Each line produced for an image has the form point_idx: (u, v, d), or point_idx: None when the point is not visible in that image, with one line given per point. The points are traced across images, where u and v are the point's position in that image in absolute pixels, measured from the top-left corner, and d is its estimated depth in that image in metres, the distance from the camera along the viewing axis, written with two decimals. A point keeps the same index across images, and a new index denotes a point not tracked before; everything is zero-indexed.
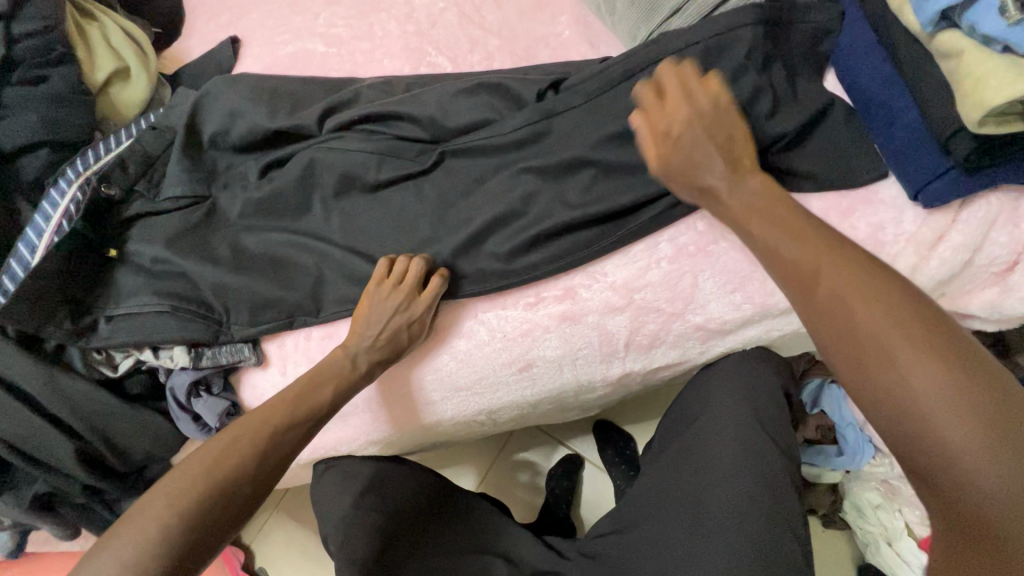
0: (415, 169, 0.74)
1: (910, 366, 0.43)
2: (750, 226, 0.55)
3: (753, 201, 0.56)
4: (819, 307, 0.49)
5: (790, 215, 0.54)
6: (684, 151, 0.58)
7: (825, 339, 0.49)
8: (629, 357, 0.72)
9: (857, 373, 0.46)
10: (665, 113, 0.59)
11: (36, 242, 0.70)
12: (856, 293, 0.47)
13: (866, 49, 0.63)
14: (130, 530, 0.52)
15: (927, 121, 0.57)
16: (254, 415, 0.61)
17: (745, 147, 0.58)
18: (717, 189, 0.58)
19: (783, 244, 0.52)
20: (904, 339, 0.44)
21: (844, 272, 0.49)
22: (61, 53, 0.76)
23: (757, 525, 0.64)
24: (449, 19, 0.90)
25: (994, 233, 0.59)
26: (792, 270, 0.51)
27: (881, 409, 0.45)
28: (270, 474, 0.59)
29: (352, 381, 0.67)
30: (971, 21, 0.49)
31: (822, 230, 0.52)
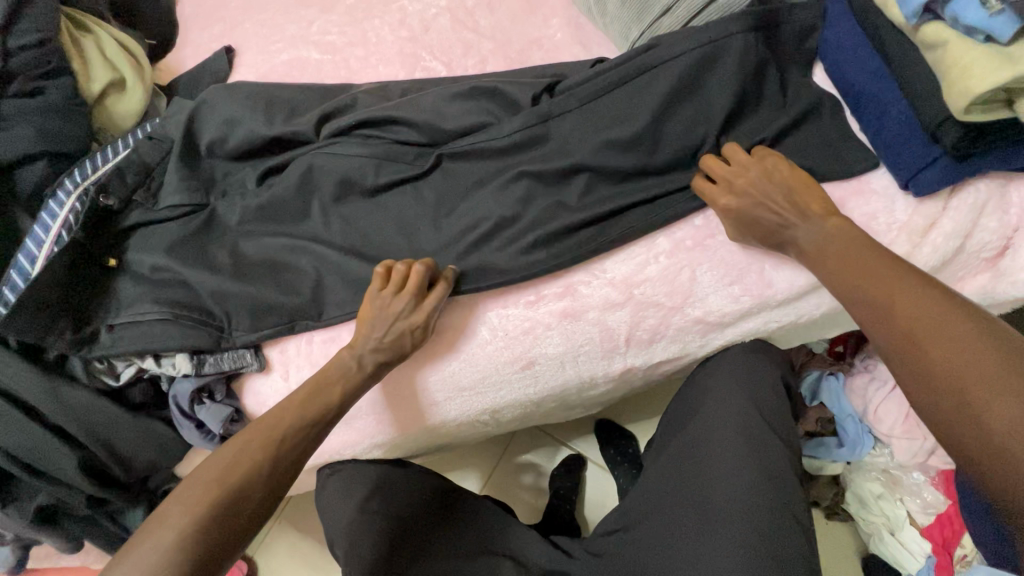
0: (414, 172, 0.74)
1: (996, 400, 0.44)
2: (824, 271, 0.59)
3: (828, 243, 0.59)
4: (898, 343, 0.51)
5: (865, 255, 0.56)
6: (752, 217, 0.62)
7: (908, 374, 0.50)
8: (630, 353, 0.73)
9: (942, 408, 0.47)
10: (728, 182, 0.63)
11: (36, 252, 0.70)
12: (937, 329, 0.49)
13: (853, 44, 0.64)
14: (147, 536, 0.53)
15: (916, 112, 0.58)
16: (267, 419, 0.62)
17: (807, 195, 0.61)
18: (794, 245, 0.61)
19: (856, 286, 0.56)
20: (989, 372, 0.46)
21: (914, 304, 0.52)
22: (56, 65, 0.77)
23: (762, 513, 0.64)
24: (442, 24, 0.91)
25: (984, 220, 0.60)
26: (868, 309, 0.54)
27: (962, 440, 0.46)
28: (283, 479, 0.60)
29: (357, 381, 0.66)
30: (953, 13, 0.50)
31: (895, 266, 0.55)
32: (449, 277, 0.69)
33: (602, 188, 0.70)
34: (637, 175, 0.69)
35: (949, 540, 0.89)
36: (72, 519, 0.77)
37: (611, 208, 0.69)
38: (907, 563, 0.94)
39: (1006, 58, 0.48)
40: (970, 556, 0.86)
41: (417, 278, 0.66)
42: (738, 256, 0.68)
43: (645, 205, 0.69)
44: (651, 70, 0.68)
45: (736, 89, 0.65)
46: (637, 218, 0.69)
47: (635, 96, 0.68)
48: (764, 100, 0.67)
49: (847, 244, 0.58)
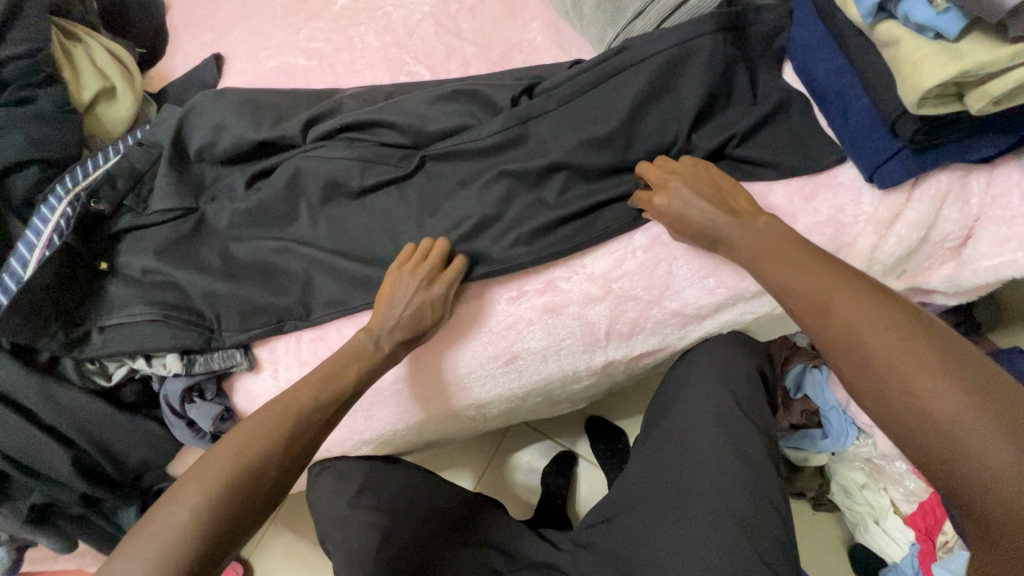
0: (399, 173, 0.76)
1: (926, 384, 0.45)
2: (762, 266, 0.59)
3: (759, 241, 0.60)
4: (833, 335, 0.51)
5: (797, 249, 0.57)
6: (686, 214, 0.64)
7: (844, 366, 0.51)
8: (611, 346, 0.75)
9: (881, 398, 0.47)
10: (659, 181, 0.66)
11: (28, 256, 0.72)
12: (866, 319, 0.50)
13: (818, 43, 0.66)
14: (161, 517, 0.53)
15: (877, 107, 0.60)
16: (280, 401, 0.61)
17: (737, 194, 0.64)
18: (730, 241, 0.62)
19: (794, 280, 0.56)
20: (915, 360, 0.46)
21: (851, 301, 0.51)
22: (47, 74, 0.79)
23: (740, 500, 0.66)
24: (426, 29, 0.93)
25: (946, 210, 0.62)
26: (803, 302, 0.54)
27: (907, 433, 0.46)
28: (297, 458, 0.60)
29: (375, 361, 0.67)
30: (904, 12, 0.53)
31: (824, 258, 0.55)
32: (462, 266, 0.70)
33: (581, 184, 0.72)
34: (614, 175, 0.72)
35: (931, 527, 0.89)
36: (66, 518, 0.79)
37: (589, 205, 0.71)
38: (889, 550, 0.96)
39: (952, 54, 0.50)
40: (950, 541, 0.85)
41: (435, 260, 0.69)
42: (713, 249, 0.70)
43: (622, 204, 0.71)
44: (626, 71, 0.70)
45: (707, 87, 0.67)
46: (616, 214, 0.71)
47: (611, 96, 0.70)
48: (735, 99, 0.69)
49: (778, 235, 0.60)
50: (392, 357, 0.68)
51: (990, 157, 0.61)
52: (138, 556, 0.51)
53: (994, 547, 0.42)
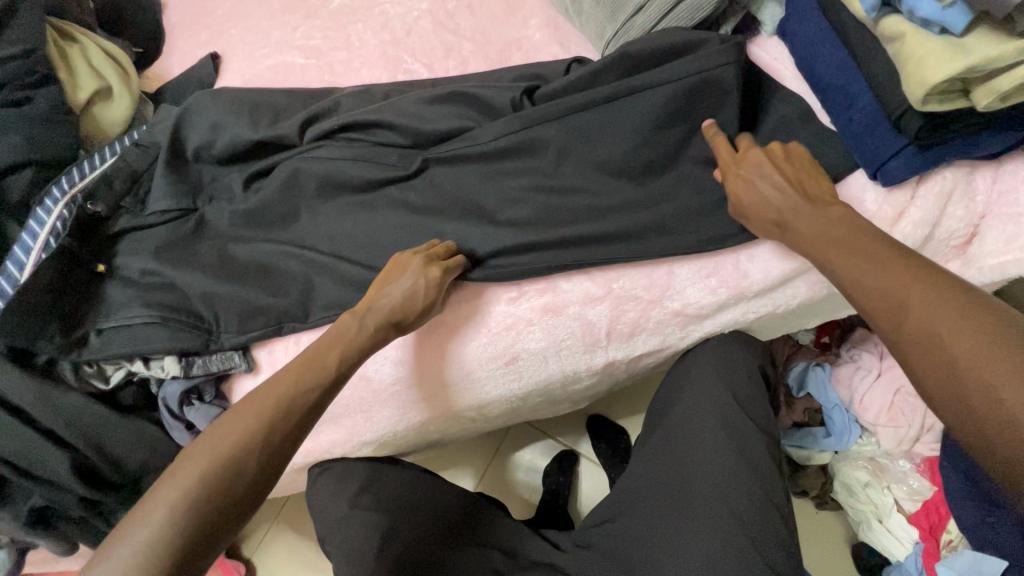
0: (398, 174, 0.76)
1: (1014, 392, 0.41)
2: (826, 256, 0.56)
3: (827, 230, 0.57)
4: (907, 336, 0.48)
5: (871, 243, 0.54)
6: (754, 197, 0.61)
7: (919, 368, 0.48)
8: (612, 346, 0.74)
9: (959, 404, 0.44)
10: (736, 158, 0.64)
11: (24, 258, 0.72)
12: (948, 320, 0.47)
13: (822, 38, 0.65)
14: (134, 520, 0.51)
15: (881, 104, 0.59)
16: (260, 394, 0.59)
17: (816, 182, 0.61)
18: (794, 230, 0.59)
19: (865, 275, 0.52)
20: (1002, 364, 0.43)
21: (930, 300, 0.48)
22: (42, 74, 0.78)
23: (741, 500, 0.66)
24: (424, 27, 0.92)
25: (951, 208, 0.61)
26: (873, 300, 0.52)
27: (988, 445, 0.43)
28: (275, 453, 0.57)
29: (358, 342, 0.65)
30: (909, 6, 0.52)
31: (901, 254, 0.52)
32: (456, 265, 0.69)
33: (579, 183, 0.71)
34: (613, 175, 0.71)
35: (935, 526, 0.88)
36: (65, 520, 0.77)
37: (586, 207, 0.71)
38: (893, 550, 0.94)
39: (958, 49, 0.49)
40: (955, 540, 0.85)
41: (438, 253, 0.70)
42: (714, 249, 0.69)
43: (623, 209, 0.71)
44: (634, 80, 0.69)
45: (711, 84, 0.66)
46: (612, 214, 0.71)
47: (616, 105, 0.69)
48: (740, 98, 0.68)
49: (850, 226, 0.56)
50: (371, 348, 0.66)
51: (996, 153, 0.60)
52: (113, 559, 0.49)
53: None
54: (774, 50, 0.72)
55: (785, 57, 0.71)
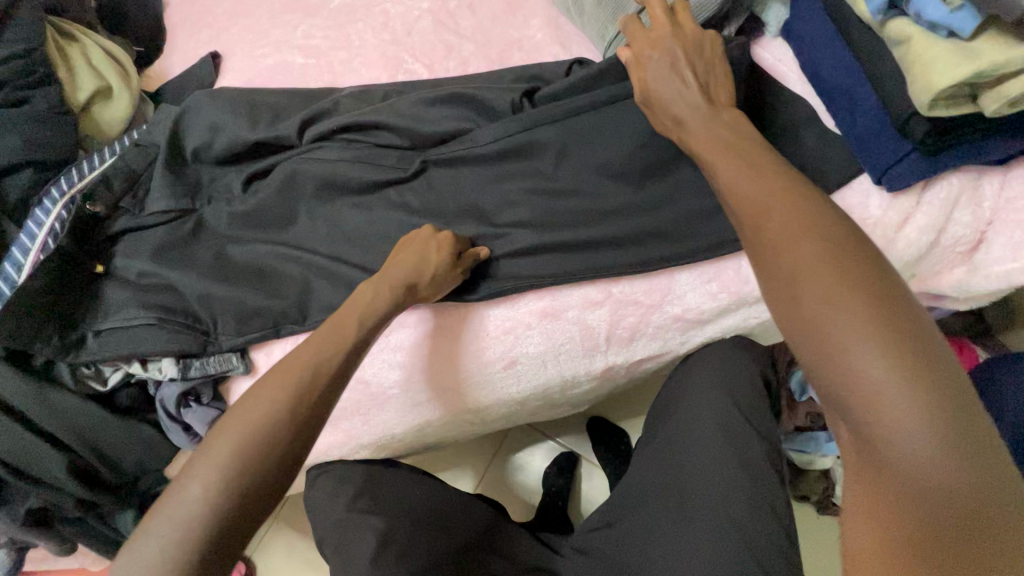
0: (397, 176, 0.75)
1: (833, 302, 0.41)
2: (714, 160, 0.53)
3: (721, 135, 0.54)
4: (762, 240, 0.46)
5: (759, 154, 0.52)
6: (660, 87, 0.58)
7: (766, 272, 0.46)
8: (611, 351, 0.74)
9: (790, 309, 0.43)
10: (651, 40, 0.60)
11: (22, 259, 0.71)
12: (802, 226, 0.44)
13: (826, 40, 0.64)
14: (175, 496, 0.47)
15: (887, 109, 0.58)
16: (285, 365, 0.55)
17: (720, 82, 0.59)
18: (688, 126, 0.57)
19: (740, 180, 0.50)
20: (832, 279, 0.42)
21: (791, 207, 0.46)
22: (42, 73, 0.78)
23: (740, 508, 0.64)
24: (424, 27, 0.91)
25: (957, 213, 0.60)
26: (745, 202, 0.49)
27: (813, 357, 0.41)
28: (311, 419, 0.53)
29: (375, 312, 0.63)
30: (916, 9, 0.50)
31: (777, 166, 0.50)
32: (482, 254, 0.70)
33: (579, 187, 0.71)
34: (613, 178, 0.70)
35: None
36: (64, 521, 0.78)
37: (586, 210, 0.70)
38: None
39: (965, 53, 0.48)
40: None
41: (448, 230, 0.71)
42: (716, 254, 0.69)
43: (624, 213, 0.70)
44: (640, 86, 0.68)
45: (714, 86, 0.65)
46: (612, 218, 0.70)
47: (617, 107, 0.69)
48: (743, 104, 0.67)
49: (739, 137, 0.54)
50: (389, 314, 0.64)
51: (1004, 158, 0.59)
52: (157, 536, 0.46)
53: (876, 481, 0.38)
54: (779, 51, 0.71)
55: (789, 59, 0.70)
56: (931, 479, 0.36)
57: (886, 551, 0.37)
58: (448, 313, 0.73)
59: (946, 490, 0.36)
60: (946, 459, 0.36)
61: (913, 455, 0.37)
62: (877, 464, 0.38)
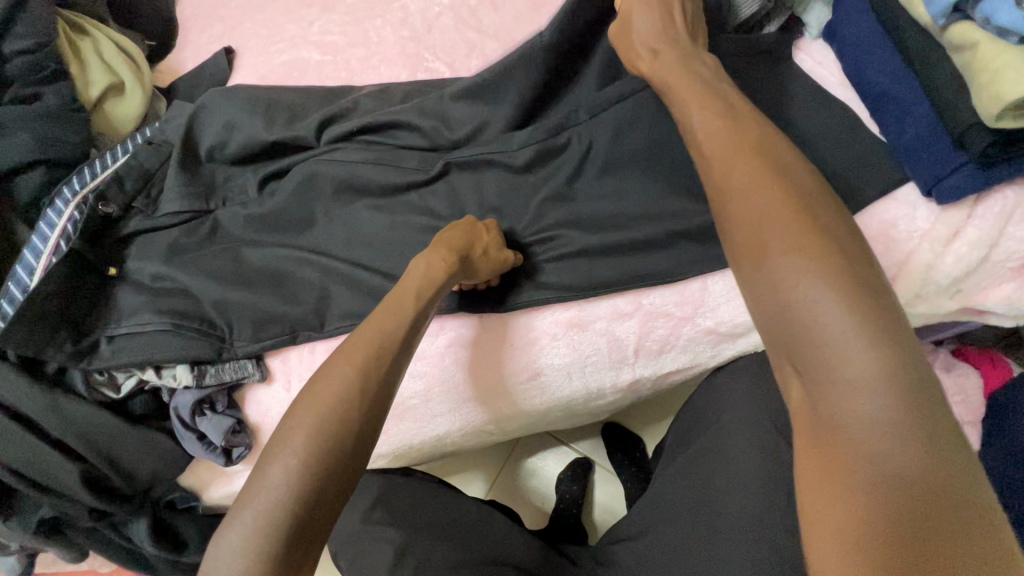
0: (418, 178, 0.73)
1: (794, 252, 0.39)
2: (685, 106, 0.50)
3: (699, 76, 0.51)
4: (724, 185, 0.43)
5: (731, 99, 0.49)
6: (637, 25, 0.58)
7: (723, 217, 0.43)
8: (639, 363, 0.71)
9: (748, 259, 0.41)
10: None
11: (35, 263, 0.69)
12: (767, 173, 0.42)
13: (875, 43, 0.61)
14: (255, 485, 0.44)
15: (941, 118, 0.55)
16: (350, 343, 0.51)
17: (699, 29, 0.58)
18: (662, 59, 0.54)
19: (706, 120, 0.47)
20: (790, 220, 0.40)
21: (753, 148, 0.44)
22: (54, 69, 0.76)
23: (776, 533, 0.62)
24: (446, 23, 0.89)
25: (1011, 228, 0.58)
26: (708, 147, 0.46)
27: (768, 302, 0.39)
28: (380, 396, 0.49)
29: (432, 284, 0.58)
30: (986, 13, 0.49)
31: (747, 111, 0.47)
32: (518, 258, 0.67)
33: (608, 193, 0.69)
34: (645, 186, 0.68)
35: None
36: (77, 530, 0.77)
37: (614, 217, 0.68)
38: None
39: None
40: None
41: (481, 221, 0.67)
42: None
43: (657, 221, 0.67)
44: None
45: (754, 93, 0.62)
46: (642, 226, 0.68)
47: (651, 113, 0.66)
48: (782, 113, 0.65)
49: (714, 82, 0.51)
50: (446, 283, 0.59)
51: None
52: (241, 528, 0.43)
53: (822, 437, 0.37)
54: (820, 54, 0.67)
55: (831, 61, 0.67)
56: (877, 426, 0.35)
57: (822, 502, 0.37)
58: (480, 321, 0.70)
59: (892, 443, 0.35)
60: (896, 414, 0.35)
61: (865, 410, 0.35)
62: (822, 417, 0.37)
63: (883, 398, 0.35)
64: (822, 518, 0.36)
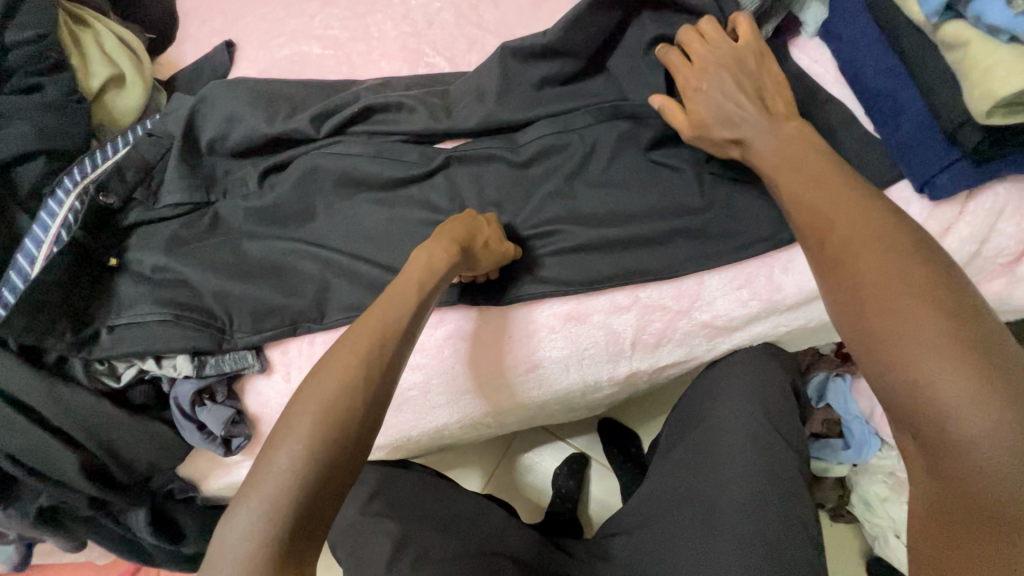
0: (418, 172, 0.73)
1: (903, 317, 0.41)
2: (778, 177, 0.53)
3: (784, 148, 0.54)
4: (828, 256, 0.46)
5: (820, 164, 0.51)
6: (705, 105, 0.59)
7: (830, 285, 0.46)
8: (635, 356, 0.72)
9: (856, 322, 0.44)
10: (697, 70, 0.60)
11: (35, 252, 0.69)
12: (871, 240, 0.44)
13: (870, 42, 0.62)
14: (261, 469, 0.45)
15: (935, 116, 0.56)
16: (353, 333, 0.51)
17: (775, 95, 0.58)
18: (753, 145, 0.56)
19: (805, 191, 0.50)
20: (901, 288, 0.42)
21: (857, 218, 0.46)
22: (55, 60, 0.76)
23: (769, 524, 0.63)
24: (446, 19, 0.89)
25: (1001, 224, 0.59)
26: (811, 218, 0.49)
27: (879, 370, 0.42)
28: (382, 388, 0.50)
29: (433, 275, 0.58)
30: (977, 12, 0.50)
31: (846, 176, 0.49)
32: (511, 254, 0.67)
33: (607, 188, 0.70)
34: (645, 182, 0.69)
35: None
36: (76, 520, 0.77)
37: (612, 212, 0.69)
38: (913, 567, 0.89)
39: None
40: None
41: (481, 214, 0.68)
42: (747, 261, 0.68)
43: (656, 217, 0.69)
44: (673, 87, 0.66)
45: None
46: (640, 221, 0.69)
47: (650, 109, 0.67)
48: None
49: (807, 152, 0.53)
50: (449, 273, 0.60)
51: None
52: (244, 513, 0.44)
53: (943, 495, 0.39)
54: (817, 52, 0.68)
55: (826, 60, 0.68)
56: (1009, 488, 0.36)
57: (935, 552, 0.38)
58: (480, 313, 0.71)
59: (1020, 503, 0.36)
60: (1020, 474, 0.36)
61: (985, 468, 0.37)
62: (948, 479, 0.38)
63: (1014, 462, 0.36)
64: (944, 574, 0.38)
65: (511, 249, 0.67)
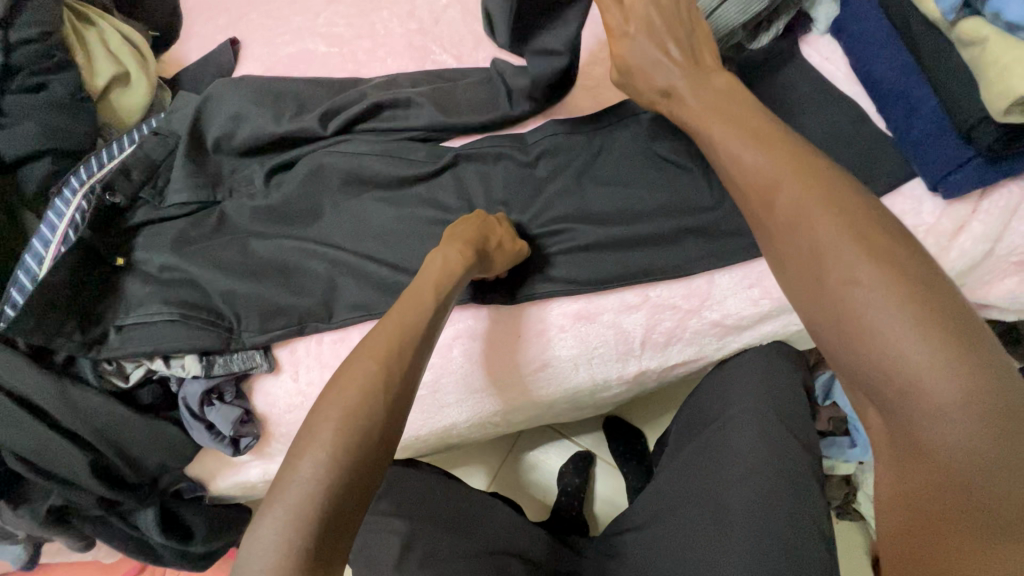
0: (426, 170, 0.73)
1: (865, 288, 0.40)
2: (712, 130, 0.50)
3: (714, 101, 0.52)
4: (779, 224, 0.45)
5: (758, 121, 0.49)
6: (635, 59, 0.57)
7: (783, 255, 0.45)
8: (645, 356, 0.72)
9: (814, 293, 0.42)
10: (626, 12, 0.57)
11: (43, 252, 0.69)
12: (823, 204, 0.43)
13: (883, 40, 0.62)
14: (286, 475, 0.45)
15: (949, 114, 0.56)
16: (375, 335, 0.52)
17: (703, 46, 0.56)
18: (679, 94, 0.54)
19: (748, 152, 0.47)
20: (859, 256, 0.40)
21: (807, 183, 0.44)
22: (60, 58, 0.75)
23: (781, 523, 0.62)
24: (452, 16, 0.89)
25: (1015, 223, 0.59)
26: (754, 183, 0.46)
27: (840, 341, 0.41)
28: (402, 387, 0.50)
29: (451, 276, 0.59)
30: (995, 9, 0.50)
31: (790, 138, 0.47)
32: (523, 251, 0.66)
33: (616, 187, 0.69)
34: (655, 181, 0.69)
35: None
36: (84, 519, 0.76)
37: (621, 210, 0.69)
38: None
39: None
40: None
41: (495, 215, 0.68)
42: (757, 260, 0.67)
43: (666, 216, 0.68)
44: None
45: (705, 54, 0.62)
46: (649, 220, 0.68)
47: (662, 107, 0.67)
48: (788, 108, 0.65)
49: (739, 106, 0.51)
50: (464, 274, 0.60)
51: None
52: (269, 518, 0.43)
53: (906, 463, 0.39)
54: (827, 49, 0.68)
55: (838, 57, 0.67)
56: (971, 454, 0.36)
57: (902, 520, 0.39)
58: (490, 313, 0.71)
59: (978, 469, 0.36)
60: (978, 444, 0.36)
61: (940, 441, 0.37)
62: (912, 449, 0.38)
63: (972, 428, 0.36)
64: (908, 541, 0.38)
65: (523, 249, 0.67)
